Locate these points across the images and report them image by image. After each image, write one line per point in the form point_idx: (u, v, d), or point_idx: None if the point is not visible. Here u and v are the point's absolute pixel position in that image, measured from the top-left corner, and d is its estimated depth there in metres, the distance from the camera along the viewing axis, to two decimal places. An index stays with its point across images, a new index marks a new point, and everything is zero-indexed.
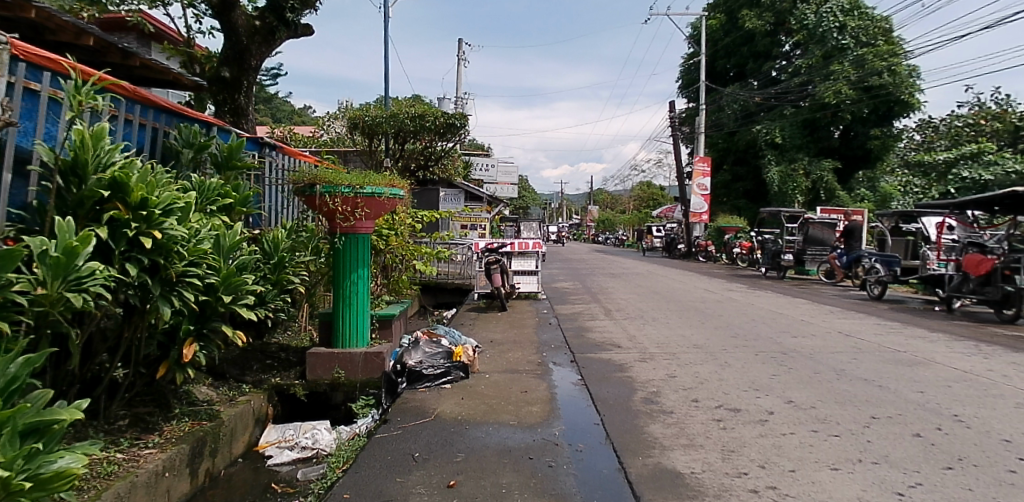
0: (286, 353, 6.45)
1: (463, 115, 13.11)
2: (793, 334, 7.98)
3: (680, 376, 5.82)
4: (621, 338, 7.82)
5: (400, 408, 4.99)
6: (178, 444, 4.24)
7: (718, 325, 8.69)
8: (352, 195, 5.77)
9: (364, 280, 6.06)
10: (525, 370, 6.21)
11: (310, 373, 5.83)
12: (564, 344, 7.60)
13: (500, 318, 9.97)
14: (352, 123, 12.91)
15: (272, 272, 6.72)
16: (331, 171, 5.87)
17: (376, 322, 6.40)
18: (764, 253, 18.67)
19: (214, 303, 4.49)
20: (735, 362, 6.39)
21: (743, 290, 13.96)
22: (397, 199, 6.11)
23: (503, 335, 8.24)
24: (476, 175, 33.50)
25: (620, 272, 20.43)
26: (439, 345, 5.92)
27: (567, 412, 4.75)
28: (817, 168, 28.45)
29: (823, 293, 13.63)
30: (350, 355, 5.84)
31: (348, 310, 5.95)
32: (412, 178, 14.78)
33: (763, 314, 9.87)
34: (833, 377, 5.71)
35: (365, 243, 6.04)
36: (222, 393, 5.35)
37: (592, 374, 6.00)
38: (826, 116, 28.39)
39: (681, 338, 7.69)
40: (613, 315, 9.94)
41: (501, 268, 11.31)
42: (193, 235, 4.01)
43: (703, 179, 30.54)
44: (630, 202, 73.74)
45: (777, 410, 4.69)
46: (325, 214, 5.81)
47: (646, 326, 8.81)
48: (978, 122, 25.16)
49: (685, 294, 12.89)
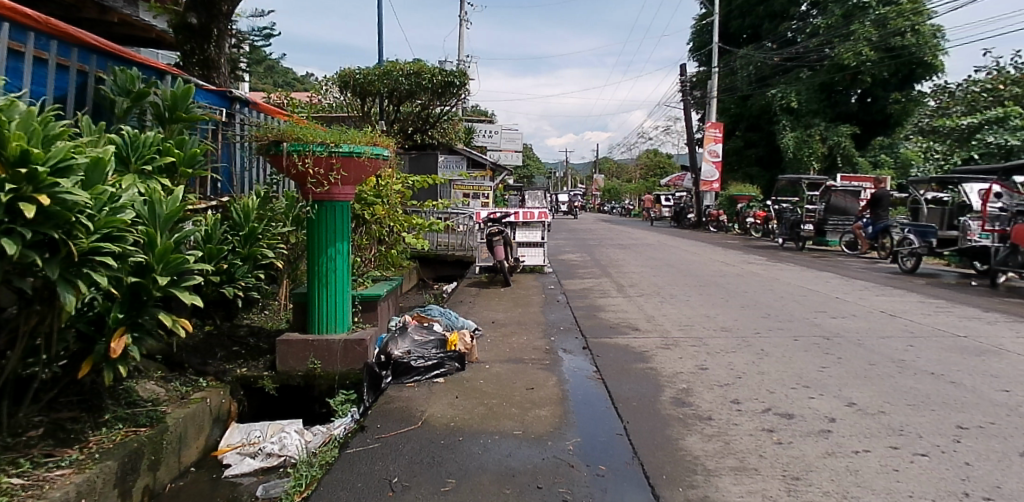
0: (257, 339, 5.66)
1: (463, 72, 12.12)
2: (832, 315, 7.13)
3: (712, 369, 4.98)
4: (639, 319, 6.98)
5: (380, 412, 4.15)
6: (102, 461, 3.36)
7: (745, 304, 7.85)
8: (325, 155, 4.85)
9: (343, 255, 5.17)
10: (531, 360, 5.38)
11: (280, 364, 4.99)
12: (575, 326, 6.77)
13: (505, 295, 9.13)
14: (342, 81, 11.94)
15: (243, 245, 6.04)
16: (303, 127, 4.99)
17: (359, 304, 5.47)
18: (781, 223, 17.81)
19: (150, 286, 3.65)
20: (773, 350, 5.55)
21: (764, 263, 13.09)
22: (381, 160, 5.18)
23: (507, 316, 7.41)
24: (479, 141, 32.49)
25: (629, 242, 19.59)
26: (430, 332, 5.08)
27: (582, 419, 3.90)
28: (834, 133, 27.40)
29: (849, 266, 12.77)
30: (327, 343, 5.00)
31: (325, 290, 5.09)
32: (409, 142, 13.87)
33: (792, 290, 9.01)
34: (895, 370, 4.87)
35: (342, 211, 5.12)
36: (172, 389, 4.52)
37: (609, 365, 5.17)
38: (845, 79, 27.18)
39: (707, 320, 6.85)
40: (627, 292, 9.08)
41: (505, 240, 10.44)
42: (110, 202, 3.15)
43: (714, 145, 29.42)
44: (636, 171, 72.54)
45: (839, 417, 3.85)
46: (295, 178, 4.92)
47: (666, 304, 7.96)
48: (998, 88, 24.01)
49: (702, 268, 12.03)
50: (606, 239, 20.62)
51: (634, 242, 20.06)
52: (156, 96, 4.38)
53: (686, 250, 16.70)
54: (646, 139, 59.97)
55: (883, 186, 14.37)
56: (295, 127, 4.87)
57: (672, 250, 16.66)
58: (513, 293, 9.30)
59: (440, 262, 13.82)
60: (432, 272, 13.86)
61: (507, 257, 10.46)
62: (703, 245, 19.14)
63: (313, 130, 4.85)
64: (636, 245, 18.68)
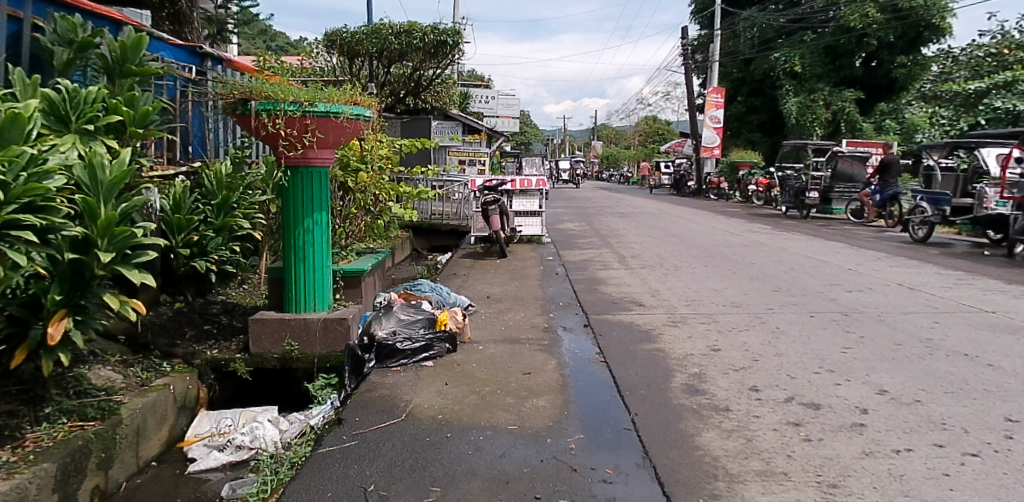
0: (231, 317, 5.23)
1: (457, 31, 11.51)
2: (848, 289, 6.70)
3: (727, 351, 4.55)
4: (643, 293, 6.55)
5: (360, 402, 3.72)
6: (38, 464, 2.94)
7: (755, 277, 7.43)
8: (299, 115, 4.29)
9: (322, 227, 4.69)
10: (528, 341, 4.95)
11: (254, 345, 4.57)
12: (575, 302, 6.34)
13: (500, 266, 8.70)
14: (329, 41, 11.32)
15: (216, 216, 5.61)
16: (274, 83, 4.45)
17: (341, 280, 5.01)
18: (785, 191, 17.39)
19: (92, 264, 3.20)
20: (790, 328, 5.14)
21: (769, 232, 12.66)
22: (363, 122, 4.63)
23: (503, 290, 6.97)
24: (475, 106, 31.79)
25: (628, 211, 19.14)
26: (419, 310, 4.63)
27: (585, 410, 3.50)
28: (838, 98, 26.77)
29: (857, 235, 12.33)
30: (305, 322, 4.57)
31: (302, 265, 4.64)
32: (401, 106, 13.30)
33: (802, 262, 8.58)
34: (925, 352, 4.45)
35: (319, 178, 4.62)
36: (131, 375, 4.09)
37: (613, 346, 4.76)
38: (850, 42, 26.44)
39: (715, 294, 6.43)
40: (630, 263, 8.65)
41: (501, 209, 9.97)
42: (32, 165, 2.69)
43: (715, 110, 28.76)
44: (634, 138, 71.65)
45: (871, 408, 3.45)
46: (265, 140, 4.40)
47: (670, 277, 7.53)
48: (1001, 53, 23.20)
49: (705, 237, 11.59)
50: (605, 207, 20.15)
51: (633, 210, 19.59)
52: (102, 45, 3.85)
53: (687, 218, 16.25)
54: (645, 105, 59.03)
55: (893, 151, 13.92)
56: (265, 84, 4.34)
57: (673, 218, 16.21)
58: (509, 264, 8.88)
59: (434, 232, 13.40)
60: (426, 242, 13.47)
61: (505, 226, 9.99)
62: (705, 213, 18.67)
63: (282, 87, 4.31)
64: (635, 213, 18.22)
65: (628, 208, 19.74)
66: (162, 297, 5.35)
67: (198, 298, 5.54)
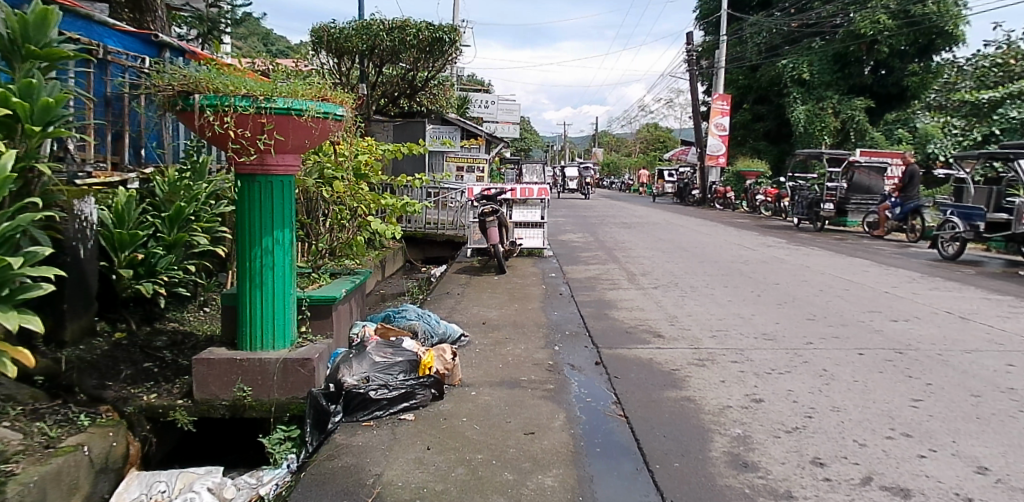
0: (179, 351, 4.43)
1: (454, 28, 10.75)
2: (892, 317, 5.91)
3: (771, 403, 3.75)
4: (661, 322, 5.76)
5: (316, 477, 2.92)
6: None
7: (783, 302, 6.64)
8: (254, 113, 3.49)
9: (284, 248, 3.89)
10: (530, 384, 4.14)
11: (199, 391, 3.76)
12: (584, 331, 5.54)
13: (499, 284, 7.91)
14: (316, 38, 10.55)
15: (168, 230, 4.85)
16: (226, 73, 3.64)
17: (306, 311, 4.18)
18: (797, 202, 16.64)
19: None
20: (839, 370, 4.35)
21: (785, 246, 11.89)
22: (334, 121, 3.83)
23: (501, 314, 6.18)
24: (474, 111, 31.14)
25: (632, 221, 18.38)
26: (398, 350, 3.80)
27: (606, 495, 2.69)
28: (847, 107, 26.07)
29: (880, 251, 11.57)
30: (261, 364, 3.77)
31: (259, 292, 3.84)
32: (395, 109, 12.54)
33: (831, 282, 7.80)
34: (1014, 407, 3.66)
35: (279, 188, 3.83)
36: (36, 432, 3.26)
37: (633, 393, 3.97)
38: (860, 49, 25.77)
39: (743, 324, 5.65)
40: (642, 283, 7.87)
41: (499, 220, 9.17)
42: None
43: (721, 118, 28.04)
44: (635, 146, 71.04)
45: (978, 497, 2.65)
46: (214, 142, 3.60)
47: (689, 301, 6.74)
48: (1008, 63, 22.35)
49: (718, 252, 10.82)
50: (608, 217, 19.41)
51: (637, 220, 18.84)
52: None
53: (696, 229, 15.48)
54: (647, 112, 58.43)
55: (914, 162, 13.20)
56: (213, 74, 3.54)
57: (681, 229, 15.45)
58: (508, 282, 8.10)
59: (428, 242, 12.73)
60: (421, 252, 12.82)
61: (505, 239, 9.22)
62: (713, 224, 17.89)
63: (233, 79, 3.51)
64: (640, 224, 17.46)
65: (633, 218, 18.99)
66: (99, 326, 4.55)
67: (145, 327, 4.75)
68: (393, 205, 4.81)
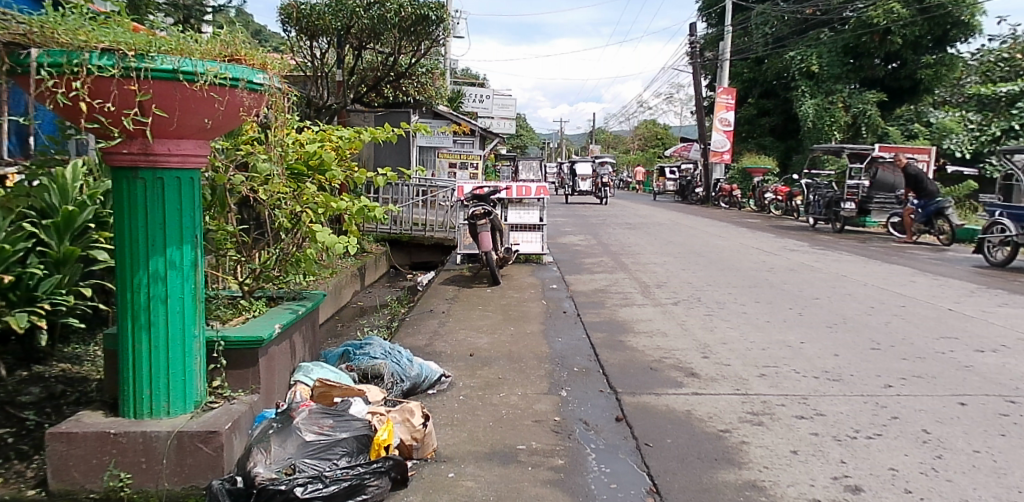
0: (50, 409, 3.27)
1: (441, 4, 9.60)
2: (975, 347, 4.81)
3: (877, 495, 2.62)
4: (692, 354, 4.63)
5: None
6: None
7: (833, 325, 5.53)
8: (118, 78, 2.34)
9: (180, 271, 2.76)
10: (531, 457, 3.00)
11: (53, 479, 2.59)
12: (597, 368, 4.41)
13: (493, 299, 6.81)
14: (285, 16, 9.39)
15: (58, 244, 3.69)
16: (89, 21, 2.49)
17: (221, 356, 3.02)
18: (816, 201, 15.63)
19: None
20: (947, 435, 3.23)
21: (809, 250, 10.81)
22: (251, 93, 2.68)
23: (494, 342, 5.05)
24: (470, 105, 30.07)
25: (637, 221, 17.33)
26: (341, 422, 2.63)
27: None
28: (858, 101, 25.06)
29: (915, 256, 10.49)
30: (146, 440, 2.62)
31: (145, 335, 2.70)
32: (380, 100, 11.44)
33: (879, 297, 6.70)
34: None
35: (173, 187, 2.71)
36: None
37: (675, 475, 2.84)
38: (871, 41, 24.76)
39: (796, 358, 4.53)
40: (659, 298, 6.75)
41: (492, 224, 8.00)
42: None
43: (725, 112, 26.98)
44: (633, 143, 70.07)
45: None
46: (68, 121, 2.45)
47: (719, 323, 5.63)
48: None
49: (737, 257, 9.74)
50: (609, 216, 18.36)
51: (641, 220, 17.80)
52: None
53: (706, 230, 14.41)
54: (646, 108, 57.30)
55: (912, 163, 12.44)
56: (64, 20, 2.39)
57: (690, 230, 14.37)
58: (503, 296, 6.98)
59: (415, 246, 11.77)
60: (407, 257, 11.88)
61: (501, 244, 8.08)
62: (723, 224, 16.82)
63: (93, 28, 2.39)
64: (645, 224, 16.39)
65: (637, 218, 17.93)
66: None
67: (18, 372, 3.61)
68: (348, 208, 3.65)
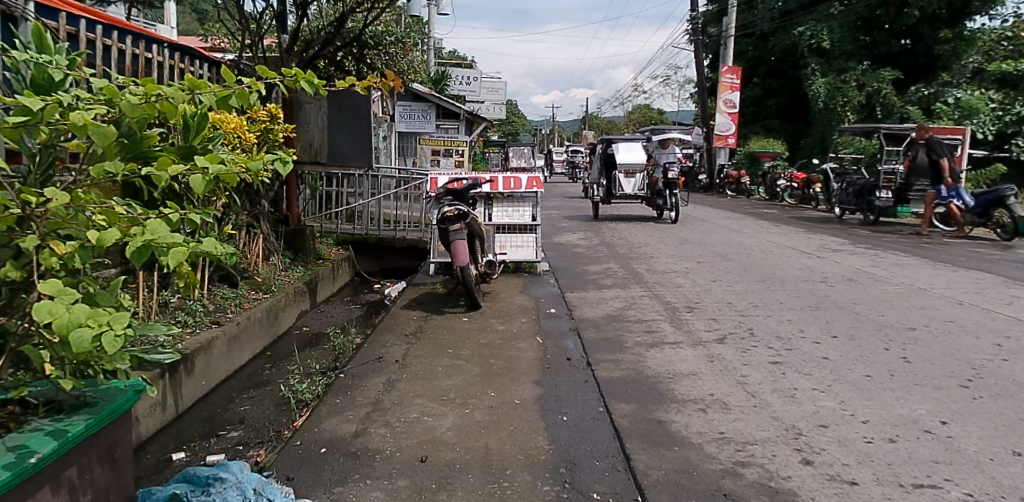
0: None
1: None
2: None
3: None
4: (784, 457, 2.83)
5: None
6: None
7: (968, 383, 3.74)
8: None
9: None
10: None
11: None
12: (632, 491, 2.59)
13: (471, 334, 4.99)
14: None
15: None
16: None
17: None
18: (841, 189, 14.13)
19: None
20: None
21: (854, 249, 9.07)
22: None
23: (464, 428, 3.23)
24: (456, 88, 28.19)
25: (641, 213, 15.62)
26: None
27: None
28: (873, 79, 23.32)
29: (983, 255, 8.75)
30: None
31: None
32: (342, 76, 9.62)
33: (993, 326, 4.93)
34: None
35: None
36: None
37: None
38: (888, 14, 23.19)
39: (958, 467, 2.73)
40: (697, 331, 4.94)
41: (470, 230, 5.97)
42: None
43: (729, 93, 25.30)
44: (627, 128, 68.31)
45: None
46: None
47: (798, 380, 3.83)
48: None
49: (774, 261, 7.99)
50: (610, 207, 16.61)
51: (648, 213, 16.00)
52: None
53: (724, 225, 12.60)
54: (641, 92, 55.20)
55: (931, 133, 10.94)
56: None
57: (706, 225, 12.57)
58: (484, 328, 5.16)
59: (385, 248, 9.89)
60: (376, 262, 9.94)
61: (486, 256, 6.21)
62: (737, 215, 15.12)
63: None
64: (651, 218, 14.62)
65: (642, 209, 16.11)
66: None
67: None
68: (126, 237, 1.83)
